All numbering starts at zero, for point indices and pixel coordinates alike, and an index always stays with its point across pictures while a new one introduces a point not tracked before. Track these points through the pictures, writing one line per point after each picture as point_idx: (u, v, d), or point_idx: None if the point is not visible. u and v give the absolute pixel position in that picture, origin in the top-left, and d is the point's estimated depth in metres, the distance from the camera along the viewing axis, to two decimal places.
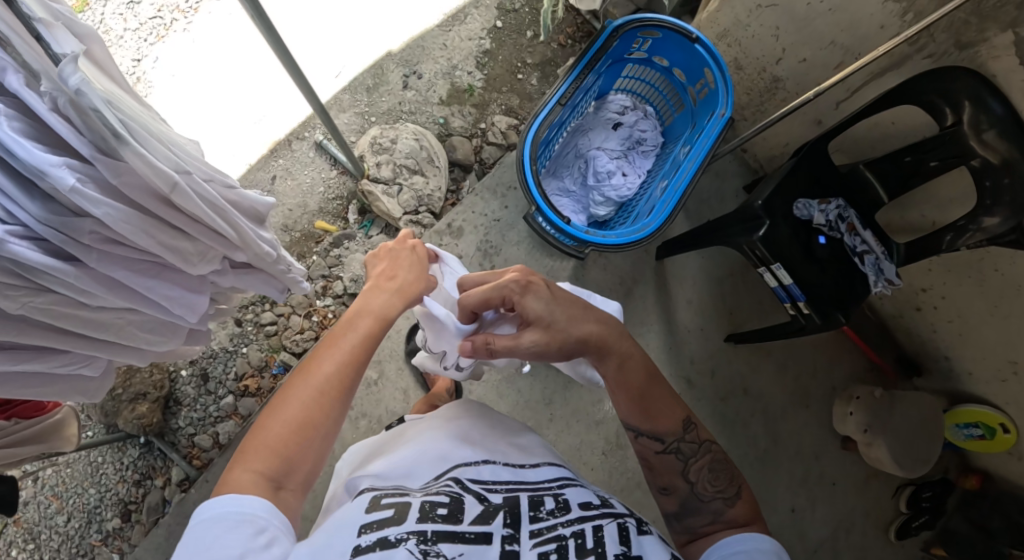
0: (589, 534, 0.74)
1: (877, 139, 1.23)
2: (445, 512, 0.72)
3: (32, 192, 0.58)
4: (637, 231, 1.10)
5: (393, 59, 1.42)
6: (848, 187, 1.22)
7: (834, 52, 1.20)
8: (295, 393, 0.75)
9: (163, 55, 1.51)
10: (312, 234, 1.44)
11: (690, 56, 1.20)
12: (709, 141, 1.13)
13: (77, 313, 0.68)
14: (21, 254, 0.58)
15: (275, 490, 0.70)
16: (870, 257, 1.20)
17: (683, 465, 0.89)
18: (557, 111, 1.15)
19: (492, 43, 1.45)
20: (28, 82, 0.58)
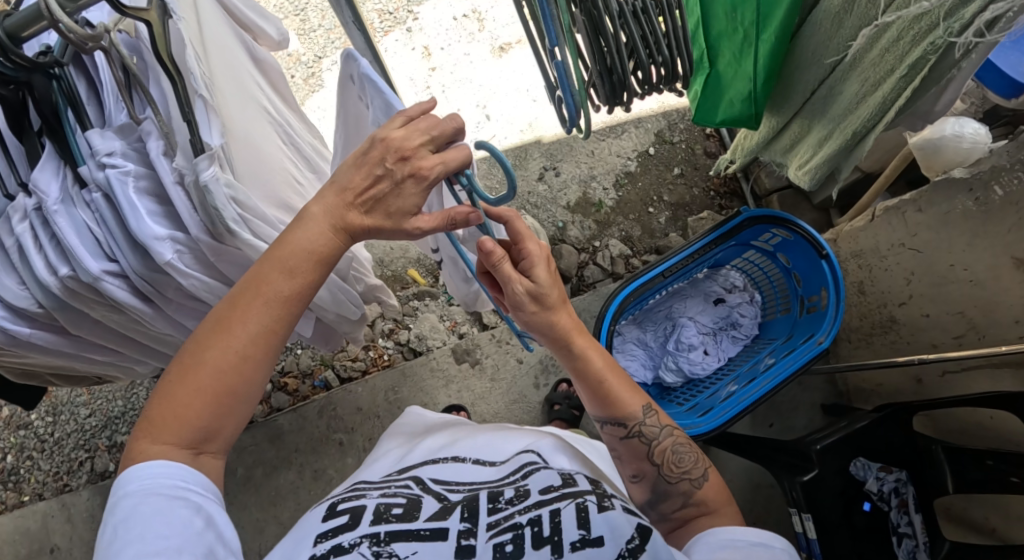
0: (545, 521, 0.69)
1: (972, 428, 1.15)
2: (400, 512, 0.71)
3: (137, 247, 0.71)
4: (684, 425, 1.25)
5: (540, 148, 1.70)
6: (914, 461, 1.19)
7: (960, 325, 1.15)
8: (217, 358, 0.64)
9: (341, 60, 1.76)
10: (402, 278, 1.66)
11: (814, 269, 1.33)
12: (795, 365, 1.25)
13: (144, 329, 0.85)
14: (113, 291, 0.72)
15: (193, 455, 0.65)
16: (909, 540, 1.16)
17: (649, 449, 0.82)
18: (658, 279, 1.35)
19: (636, 168, 1.70)
20: (165, 151, 0.70)
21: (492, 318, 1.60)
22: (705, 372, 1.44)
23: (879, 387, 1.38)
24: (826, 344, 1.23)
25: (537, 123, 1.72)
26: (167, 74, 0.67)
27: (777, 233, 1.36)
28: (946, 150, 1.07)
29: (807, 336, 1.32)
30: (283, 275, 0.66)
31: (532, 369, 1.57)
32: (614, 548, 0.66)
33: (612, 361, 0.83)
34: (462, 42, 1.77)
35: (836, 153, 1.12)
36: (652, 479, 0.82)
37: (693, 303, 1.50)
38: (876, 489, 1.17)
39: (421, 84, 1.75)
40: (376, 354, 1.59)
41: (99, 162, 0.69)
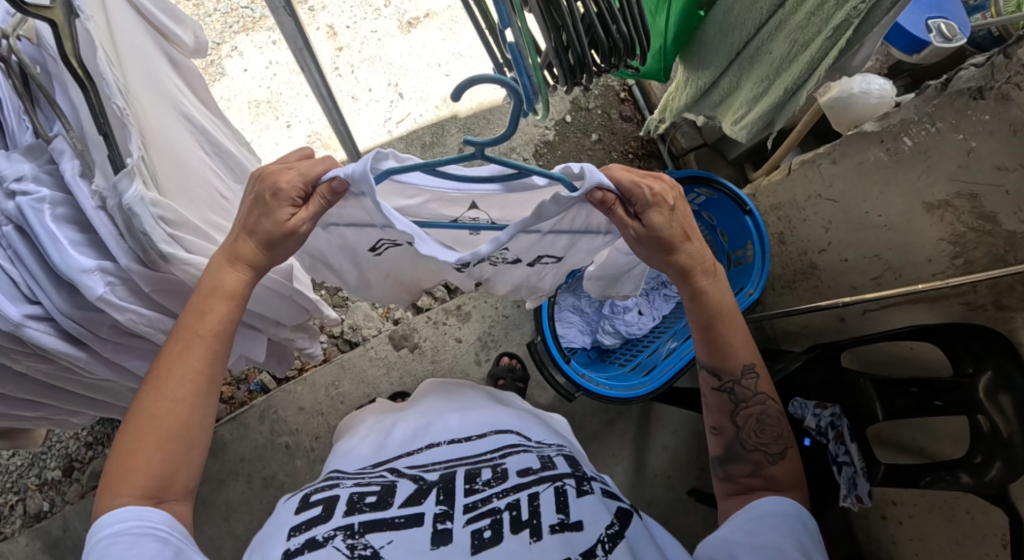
0: (524, 504, 0.73)
1: (894, 360, 1.26)
2: (373, 500, 0.74)
3: (61, 285, 0.66)
4: (634, 388, 1.29)
5: (457, 123, 1.60)
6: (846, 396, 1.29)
7: (876, 267, 1.23)
8: (155, 405, 0.68)
9: (241, 46, 1.63)
10: None
11: (739, 225, 1.37)
12: None
13: (75, 379, 0.79)
14: (37, 338, 0.66)
15: (156, 505, 0.67)
16: (847, 468, 1.27)
17: (733, 407, 0.86)
18: None
19: (555, 137, 1.62)
20: (82, 171, 0.66)
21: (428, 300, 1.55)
22: (640, 331, 1.47)
23: (805, 329, 1.47)
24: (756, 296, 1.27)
25: (453, 97, 1.62)
26: (77, 82, 0.61)
27: (702, 191, 1.38)
28: (857, 105, 1.17)
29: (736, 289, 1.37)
30: (202, 315, 0.71)
31: (472, 347, 1.53)
32: (595, 532, 0.70)
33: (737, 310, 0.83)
34: (367, 18, 1.65)
35: (771, 107, 1.11)
36: (731, 436, 0.86)
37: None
38: (813, 425, 1.31)
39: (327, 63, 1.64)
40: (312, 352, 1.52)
41: (7, 189, 0.64)
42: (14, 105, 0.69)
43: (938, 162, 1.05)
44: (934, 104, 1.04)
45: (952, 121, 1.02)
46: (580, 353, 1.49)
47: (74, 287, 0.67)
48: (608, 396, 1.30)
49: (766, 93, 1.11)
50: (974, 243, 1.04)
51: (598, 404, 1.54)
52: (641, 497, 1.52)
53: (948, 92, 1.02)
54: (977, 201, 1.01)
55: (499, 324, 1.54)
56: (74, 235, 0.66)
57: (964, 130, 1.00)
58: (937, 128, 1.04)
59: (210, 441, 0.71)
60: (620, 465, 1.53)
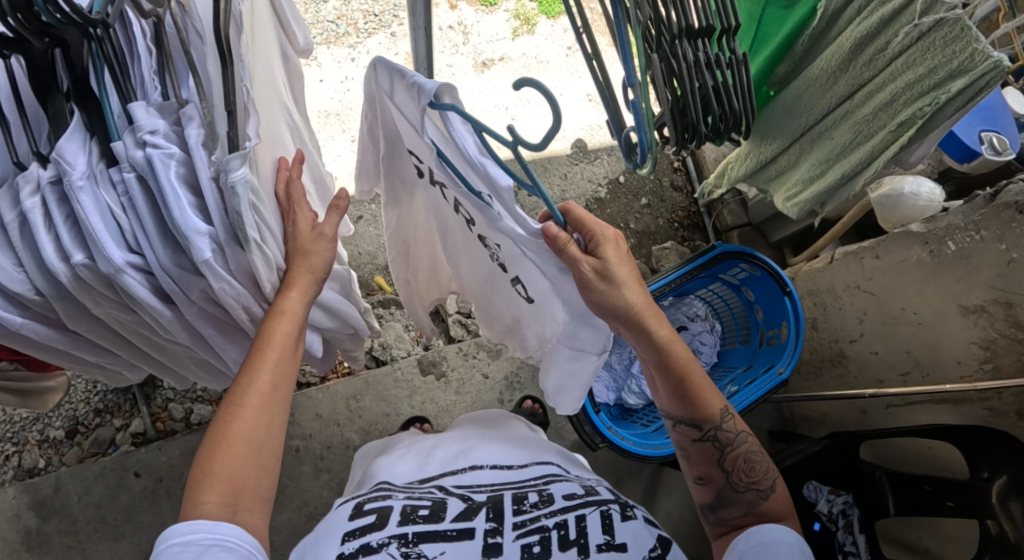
0: (572, 525, 0.78)
1: (912, 458, 1.28)
2: (426, 513, 0.79)
3: (168, 240, 0.69)
4: (654, 447, 1.30)
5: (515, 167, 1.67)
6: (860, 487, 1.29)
7: (905, 362, 1.26)
8: (233, 418, 0.74)
9: (321, 57, 1.73)
10: (368, 285, 1.57)
11: (777, 304, 1.37)
12: (758, 393, 1.29)
13: (147, 335, 0.81)
14: (132, 286, 0.69)
15: (231, 513, 0.72)
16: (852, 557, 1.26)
17: (718, 454, 0.89)
18: None
19: (606, 195, 1.65)
20: (204, 141, 0.69)
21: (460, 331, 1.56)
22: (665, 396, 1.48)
23: (824, 417, 1.49)
24: (786, 378, 1.27)
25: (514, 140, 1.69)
26: (221, 55, 0.65)
27: (744, 267, 1.38)
28: (905, 204, 1.22)
29: (766, 367, 1.36)
30: (270, 334, 0.75)
31: (497, 385, 1.53)
32: (637, 553, 0.75)
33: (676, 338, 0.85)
34: (445, 52, 1.73)
35: (828, 188, 1.17)
36: (721, 483, 0.89)
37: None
38: (824, 509, 1.30)
39: None
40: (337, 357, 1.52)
41: (140, 139, 0.67)
42: (151, 64, 0.73)
43: (978, 268, 1.09)
44: (981, 212, 1.09)
45: (997, 230, 1.07)
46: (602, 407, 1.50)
47: (177, 243, 0.70)
48: (631, 452, 1.30)
49: (824, 175, 1.17)
50: (1004, 349, 1.08)
51: (608, 457, 1.53)
52: None
53: (996, 203, 1.08)
54: (1012, 309, 1.05)
55: (527, 366, 1.54)
56: (189, 194, 0.69)
57: (1008, 241, 1.05)
58: (982, 236, 1.09)
59: (279, 450, 0.77)
60: None
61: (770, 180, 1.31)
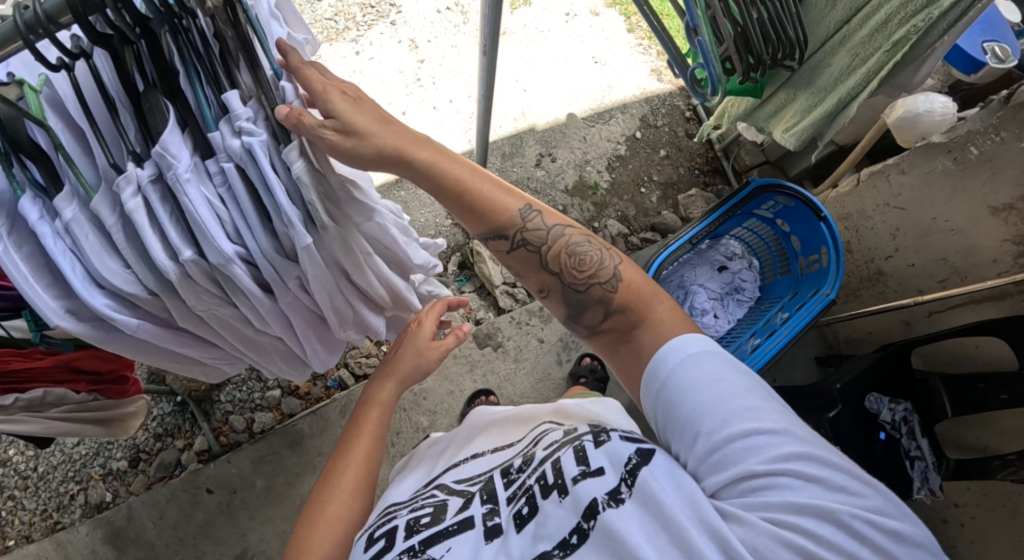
0: (550, 471, 0.66)
1: (962, 362, 1.34)
2: (427, 520, 0.72)
3: (268, 228, 0.67)
4: None
5: (534, 135, 1.68)
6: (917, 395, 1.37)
7: (942, 269, 1.32)
8: (330, 496, 0.81)
9: (327, 56, 1.68)
10: None
11: (814, 231, 1.42)
12: (809, 315, 1.33)
13: (245, 329, 0.78)
14: (241, 278, 0.67)
15: None
16: (916, 458, 1.34)
17: (537, 259, 0.78)
18: (682, 247, 1.39)
19: (626, 151, 1.70)
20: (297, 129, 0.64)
21: (507, 300, 1.55)
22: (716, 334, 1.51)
23: (869, 334, 1.54)
24: (832, 297, 1.32)
25: (530, 111, 1.70)
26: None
27: (779, 199, 1.43)
28: (922, 122, 1.28)
29: (811, 288, 1.41)
30: (363, 422, 0.88)
31: (553, 348, 1.55)
32: (615, 473, 0.62)
33: (475, 168, 0.76)
34: (447, 34, 1.74)
35: (824, 118, 1.15)
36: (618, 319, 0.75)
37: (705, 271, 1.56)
38: (888, 420, 1.34)
39: (412, 76, 1.69)
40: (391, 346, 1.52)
41: (236, 127, 0.62)
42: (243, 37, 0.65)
43: (1002, 169, 1.15)
44: (998, 115, 1.15)
45: (1016, 130, 1.12)
46: None
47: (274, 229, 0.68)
48: None
49: (821, 103, 1.15)
50: None
51: None
52: None
53: (1011, 104, 1.13)
54: None
55: None
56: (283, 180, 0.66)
57: None
58: (1002, 137, 1.14)
59: (360, 526, 0.81)
60: None
61: (769, 117, 1.28)
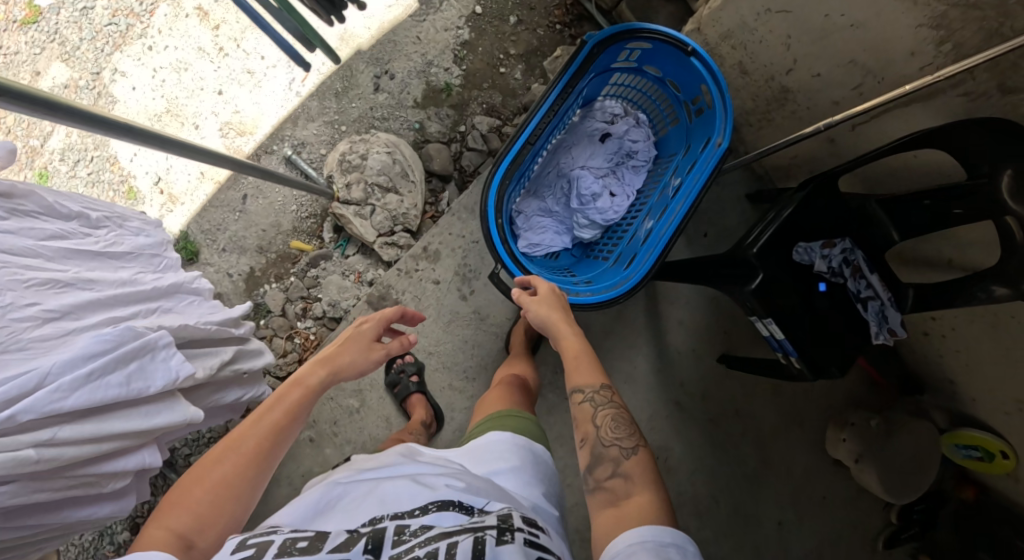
0: (443, 552, 0.62)
1: (904, 174, 1.11)
2: (304, 544, 0.65)
3: None
4: (613, 287, 1.15)
5: (363, 58, 1.47)
6: (857, 225, 1.11)
7: (856, 73, 1.04)
8: (207, 465, 0.78)
9: (121, 65, 1.45)
10: (289, 254, 1.44)
11: (686, 69, 1.20)
12: (702, 176, 1.13)
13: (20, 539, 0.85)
14: None
15: (185, 548, 0.70)
16: (870, 299, 1.11)
17: (593, 411, 0.95)
18: (526, 150, 1.15)
19: (470, 34, 1.51)
20: None
21: (392, 252, 1.41)
22: (615, 216, 1.32)
23: (795, 158, 1.31)
24: (725, 146, 1.12)
25: (352, 27, 1.48)
26: None
27: (636, 45, 1.20)
28: None
29: (703, 143, 1.21)
30: (282, 400, 0.88)
31: (452, 283, 1.39)
32: None
33: (575, 334, 1.05)
34: None
35: None
36: (592, 440, 0.92)
37: (585, 149, 1.35)
38: (825, 269, 1.11)
39: (213, 49, 1.45)
40: (303, 338, 1.45)
41: None
42: None
43: None
44: None
45: None
46: (563, 256, 1.37)
47: None
48: (592, 304, 1.15)
49: None
50: (959, 21, 0.86)
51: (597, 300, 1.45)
52: (671, 382, 1.46)
53: None
54: None
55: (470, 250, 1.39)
56: None
57: None
58: None
59: (243, 516, 0.77)
60: (639, 355, 1.45)
61: None
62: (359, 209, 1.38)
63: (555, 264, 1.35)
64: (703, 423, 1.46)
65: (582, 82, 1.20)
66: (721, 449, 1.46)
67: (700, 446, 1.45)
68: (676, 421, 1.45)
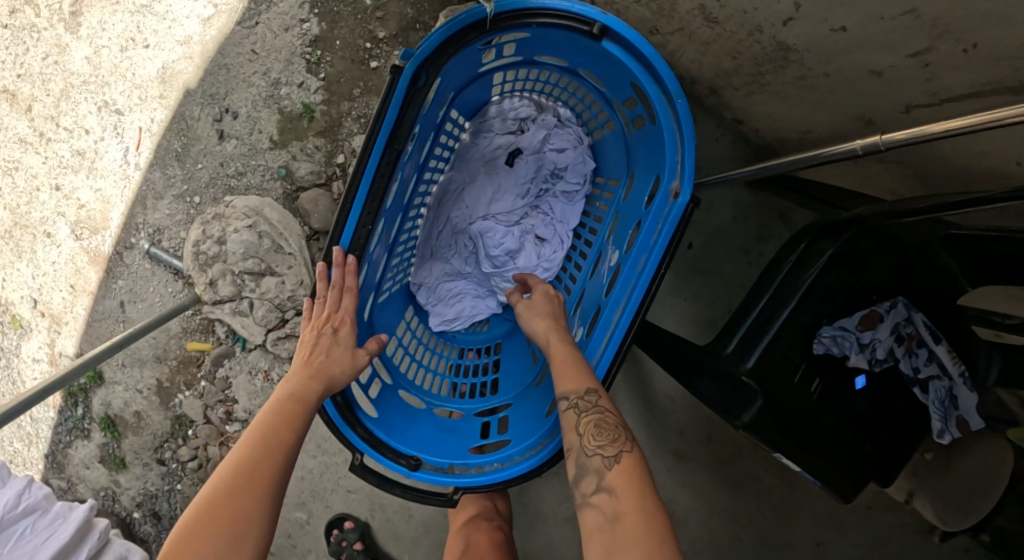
0: None
1: (998, 179, 0.71)
2: None
3: None
4: (534, 444, 0.81)
5: (195, 99, 1.14)
6: (910, 280, 0.75)
7: (923, 33, 0.60)
8: None
9: None
10: (191, 357, 1.23)
11: (612, 65, 0.81)
12: (651, 259, 0.79)
13: None
14: None
15: None
16: (938, 383, 0.76)
17: (575, 421, 0.74)
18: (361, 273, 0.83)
19: (320, 23, 1.12)
20: None
21: (291, 343, 1.14)
22: (549, 274, 1.01)
23: (807, 135, 0.87)
24: (686, 199, 0.78)
25: (175, 61, 1.15)
26: None
27: (505, 42, 0.81)
28: None
29: (653, 182, 0.85)
30: (254, 468, 0.66)
31: None
32: None
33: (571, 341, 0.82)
34: (29, 45, 1.19)
35: None
36: (575, 450, 0.73)
37: (484, 186, 1.01)
38: (865, 364, 0.75)
39: (35, 135, 1.20)
40: (236, 443, 1.26)
41: None
42: None
43: None
44: None
45: None
46: (496, 330, 1.03)
47: None
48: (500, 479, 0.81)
49: None
50: None
51: None
52: (667, 424, 1.14)
53: None
54: None
55: None
56: None
57: None
58: None
59: None
60: (620, 399, 1.13)
61: None
62: (235, 305, 1.12)
63: (486, 338, 1.03)
64: (718, 466, 1.14)
65: (421, 123, 0.83)
66: (747, 494, 1.13)
67: (719, 496, 1.13)
68: (678, 472, 1.14)
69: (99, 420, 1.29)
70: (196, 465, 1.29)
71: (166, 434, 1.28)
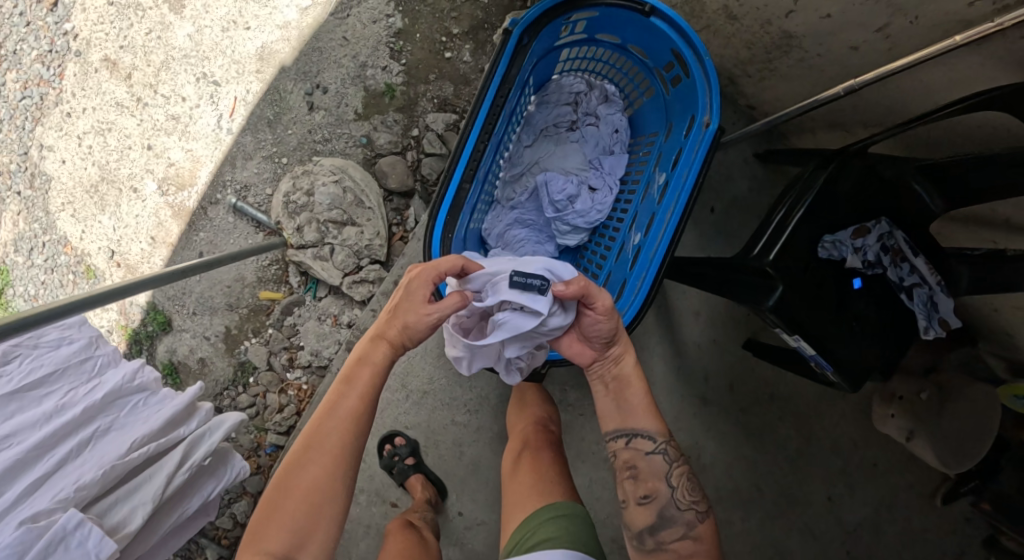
0: None
1: (961, 136, 0.95)
2: None
3: None
4: None
5: (289, 75, 1.32)
6: (891, 204, 0.98)
7: (885, 13, 0.87)
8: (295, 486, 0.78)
9: (47, 139, 1.36)
10: (261, 306, 1.36)
11: (651, 33, 1.07)
12: (690, 175, 1.00)
13: None
14: None
15: None
16: (921, 291, 0.99)
17: (666, 469, 0.88)
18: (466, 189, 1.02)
19: (403, 19, 1.33)
20: None
21: (364, 288, 1.29)
22: (602, 215, 1.19)
23: (819, 123, 1.15)
24: (715, 126, 0.99)
25: (271, 42, 1.32)
26: None
27: (582, 18, 1.07)
28: None
29: (688, 121, 1.07)
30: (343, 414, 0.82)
31: None
32: None
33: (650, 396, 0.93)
34: (133, 23, 1.33)
35: None
36: (663, 501, 0.87)
37: (546, 147, 1.24)
38: (859, 264, 1.00)
39: (133, 101, 1.33)
40: (297, 390, 1.34)
41: None
42: None
43: None
44: None
45: None
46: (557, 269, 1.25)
47: None
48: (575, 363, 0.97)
49: None
50: None
51: None
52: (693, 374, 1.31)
53: None
54: None
55: None
56: None
57: None
58: None
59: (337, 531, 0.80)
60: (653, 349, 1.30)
61: None
62: (317, 249, 1.27)
63: None
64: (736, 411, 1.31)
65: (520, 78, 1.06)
66: (760, 437, 1.30)
67: (737, 438, 1.30)
68: (704, 417, 1.30)
69: (162, 366, 1.37)
70: (252, 413, 1.34)
71: (227, 381, 1.35)
